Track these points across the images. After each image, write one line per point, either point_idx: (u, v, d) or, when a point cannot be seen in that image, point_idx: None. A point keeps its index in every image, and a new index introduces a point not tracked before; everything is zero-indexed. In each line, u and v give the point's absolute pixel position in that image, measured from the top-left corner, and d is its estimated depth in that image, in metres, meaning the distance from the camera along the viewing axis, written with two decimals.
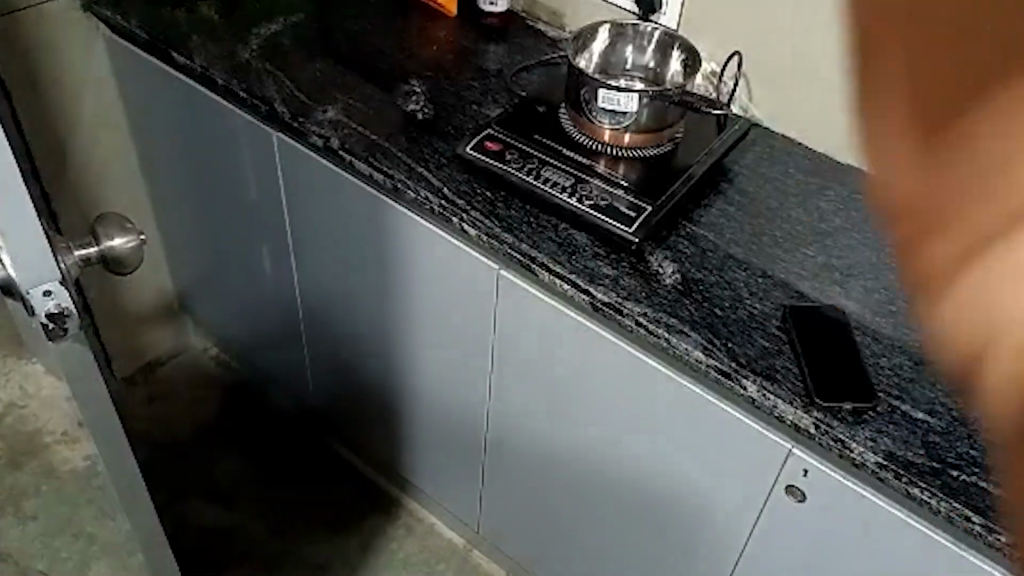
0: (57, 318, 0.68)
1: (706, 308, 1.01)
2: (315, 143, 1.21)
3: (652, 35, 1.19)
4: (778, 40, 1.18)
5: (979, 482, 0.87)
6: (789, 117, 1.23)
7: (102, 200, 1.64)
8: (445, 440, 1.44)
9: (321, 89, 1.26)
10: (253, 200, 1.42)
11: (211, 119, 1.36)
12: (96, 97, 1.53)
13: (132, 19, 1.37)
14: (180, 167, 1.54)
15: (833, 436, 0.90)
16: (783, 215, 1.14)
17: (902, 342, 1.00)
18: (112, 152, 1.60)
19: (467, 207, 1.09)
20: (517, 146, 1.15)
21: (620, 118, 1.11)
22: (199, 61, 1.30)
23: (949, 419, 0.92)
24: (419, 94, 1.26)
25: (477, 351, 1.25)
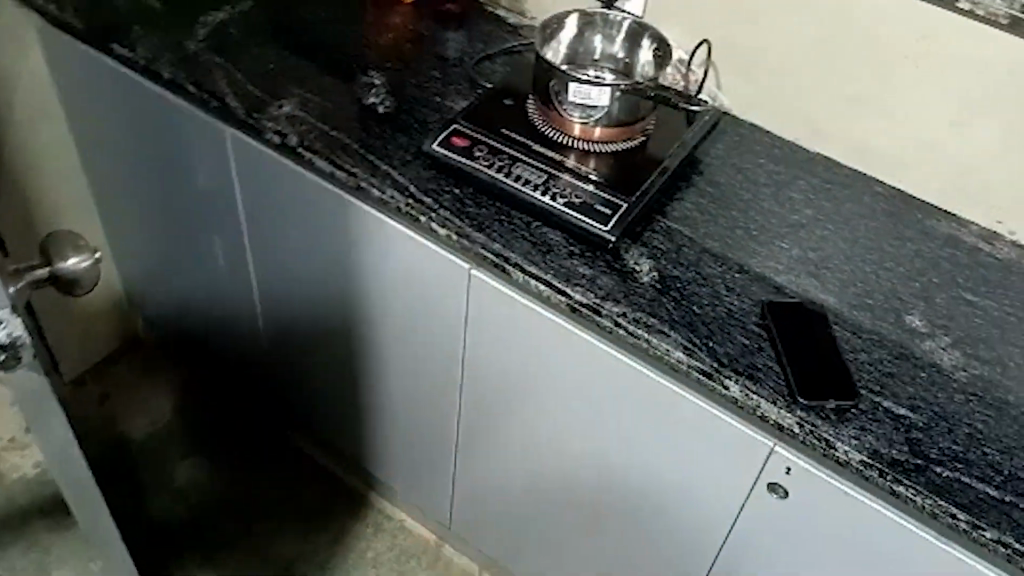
0: (9, 347, 0.64)
1: (684, 307, 0.99)
2: (271, 140, 1.16)
3: (622, 25, 1.15)
4: (747, 29, 1.16)
5: (961, 477, 0.87)
6: (758, 106, 1.21)
7: (43, 199, 1.56)
8: (417, 437, 1.42)
9: (274, 83, 1.22)
10: (204, 194, 1.36)
11: (156, 113, 1.30)
12: (32, 91, 1.44)
13: (67, 8, 1.30)
14: (125, 163, 1.47)
15: (818, 436, 0.89)
16: (755, 207, 1.12)
17: (880, 335, 0.99)
18: (50, 148, 1.52)
19: (435, 206, 1.06)
20: (485, 141, 1.10)
21: (590, 113, 1.09)
22: (143, 57, 1.23)
23: (929, 414, 0.92)
24: (380, 87, 1.22)
25: (447, 347, 1.21)
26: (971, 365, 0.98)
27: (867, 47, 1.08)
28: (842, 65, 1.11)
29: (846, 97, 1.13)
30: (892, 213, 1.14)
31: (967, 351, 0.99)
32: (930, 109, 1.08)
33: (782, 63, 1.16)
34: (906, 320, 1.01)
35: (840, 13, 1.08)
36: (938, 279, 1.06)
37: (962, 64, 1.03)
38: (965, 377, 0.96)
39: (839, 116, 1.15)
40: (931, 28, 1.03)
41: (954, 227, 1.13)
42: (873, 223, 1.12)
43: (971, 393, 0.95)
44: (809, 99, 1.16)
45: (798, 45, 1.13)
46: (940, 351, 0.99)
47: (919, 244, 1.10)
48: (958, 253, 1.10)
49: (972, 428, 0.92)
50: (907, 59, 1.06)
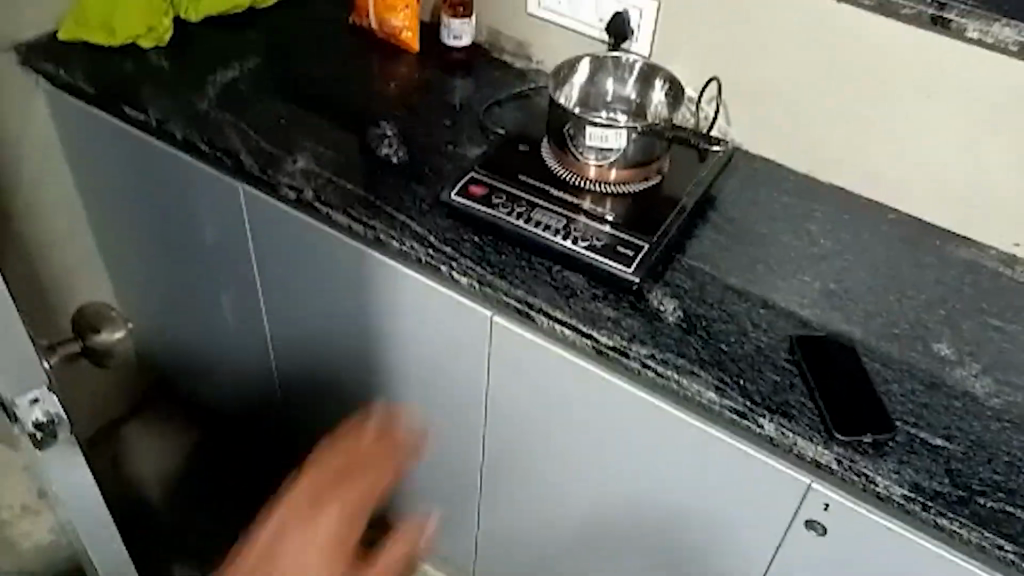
0: (47, 424, 0.68)
1: (711, 346, 0.99)
2: (286, 196, 1.16)
3: (634, 66, 1.16)
4: (755, 64, 1.17)
5: (1006, 507, 0.86)
6: (769, 140, 1.22)
7: (54, 263, 1.55)
8: (438, 485, 1.40)
9: (286, 138, 1.22)
10: (216, 251, 1.36)
11: (167, 173, 1.30)
12: (40, 157, 1.44)
13: (77, 73, 1.30)
14: (135, 222, 1.46)
15: (857, 471, 0.88)
16: (773, 241, 1.12)
17: (909, 365, 0.99)
18: (59, 212, 1.52)
19: (455, 254, 1.06)
20: (502, 187, 1.10)
21: (606, 154, 1.08)
22: (155, 118, 1.24)
23: (966, 443, 0.91)
24: (392, 137, 1.22)
25: (469, 394, 1.20)
26: (1004, 392, 0.97)
27: (877, 77, 1.09)
28: (853, 95, 1.12)
29: (842, 121, 1.14)
30: (911, 241, 1.14)
31: (999, 378, 0.98)
32: (928, 124, 1.09)
33: (791, 97, 1.16)
34: (934, 348, 1.01)
35: (835, 31, 1.09)
36: (962, 305, 1.06)
37: (974, 91, 1.04)
38: (999, 404, 0.96)
39: (851, 146, 1.16)
40: (941, 56, 1.04)
41: (974, 253, 1.13)
42: (892, 252, 1.12)
43: (1006, 419, 0.94)
44: (821, 131, 1.17)
45: (807, 78, 1.14)
46: (972, 378, 0.98)
47: (940, 271, 1.10)
48: (979, 277, 1.10)
49: (1012, 456, 0.91)
50: (917, 88, 1.07)
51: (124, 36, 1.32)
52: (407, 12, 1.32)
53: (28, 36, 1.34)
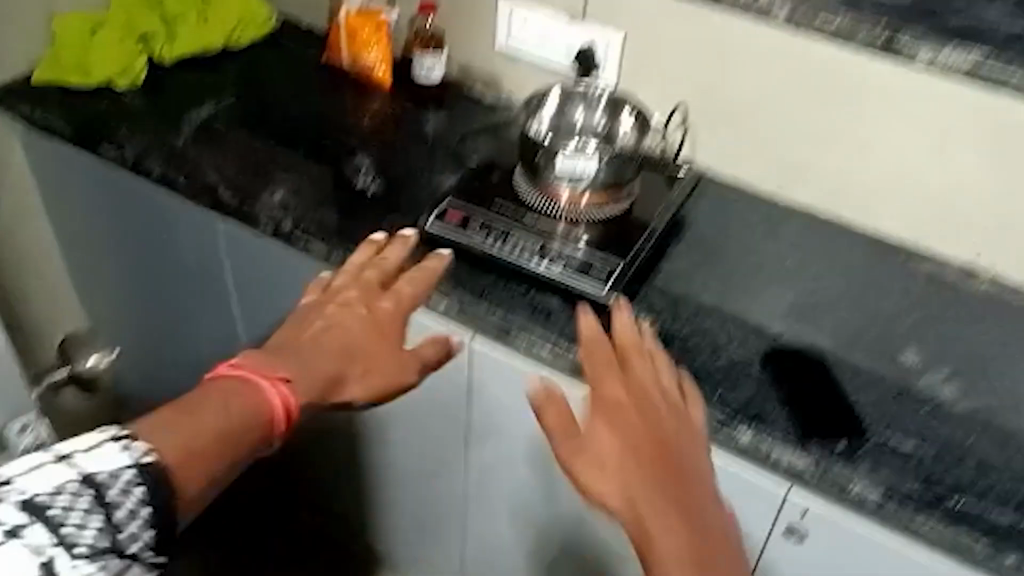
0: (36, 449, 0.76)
1: (687, 361, 1.01)
2: (264, 229, 1.18)
3: (602, 96, 1.21)
4: (718, 91, 1.21)
5: (977, 504, 0.90)
6: (735, 164, 1.25)
7: (28, 306, 1.54)
8: (422, 513, 1.40)
9: (263, 172, 1.24)
10: (194, 287, 1.36)
11: (142, 212, 1.31)
12: (13, 200, 1.44)
13: (52, 113, 1.32)
14: (110, 262, 1.46)
15: (832, 475, 0.91)
16: (743, 259, 1.16)
17: (878, 374, 1.02)
18: (33, 255, 1.51)
19: (434, 279, 1.08)
20: (478, 214, 1.13)
21: (578, 181, 1.11)
22: (132, 157, 1.26)
23: (936, 446, 0.94)
24: (368, 168, 1.25)
25: (451, 417, 1.21)
26: (970, 396, 1.00)
27: (835, 101, 1.14)
28: (813, 118, 1.16)
29: (804, 142, 1.19)
30: (875, 256, 1.18)
31: (965, 383, 1.01)
32: (900, 139, 1.12)
33: (754, 121, 1.21)
34: (902, 357, 1.04)
35: (793, 57, 1.13)
36: (927, 315, 1.10)
37: (927, 111, 1.09)
38: (966, 407, 0.99)
39: (814, 167, 1.20)
40: (894, 79, 1.09)
41: (936, 265, 1.17)
42: (857, 267, 1.16)
43: (974, 422, 0.97)
44: (785, 153, 1.21)
45: (769, 103, 1.18)
46: (939, 384, 1.01)
47: (904, 283, 1.14)
48: (941, 288, 1.13)
49: (980, 456, 0.94)
50: (873, 109, 1.12)
51: (100, 74, 1.34)
52: (379, 48, 1.37)
53: (2, 79, 1.36)
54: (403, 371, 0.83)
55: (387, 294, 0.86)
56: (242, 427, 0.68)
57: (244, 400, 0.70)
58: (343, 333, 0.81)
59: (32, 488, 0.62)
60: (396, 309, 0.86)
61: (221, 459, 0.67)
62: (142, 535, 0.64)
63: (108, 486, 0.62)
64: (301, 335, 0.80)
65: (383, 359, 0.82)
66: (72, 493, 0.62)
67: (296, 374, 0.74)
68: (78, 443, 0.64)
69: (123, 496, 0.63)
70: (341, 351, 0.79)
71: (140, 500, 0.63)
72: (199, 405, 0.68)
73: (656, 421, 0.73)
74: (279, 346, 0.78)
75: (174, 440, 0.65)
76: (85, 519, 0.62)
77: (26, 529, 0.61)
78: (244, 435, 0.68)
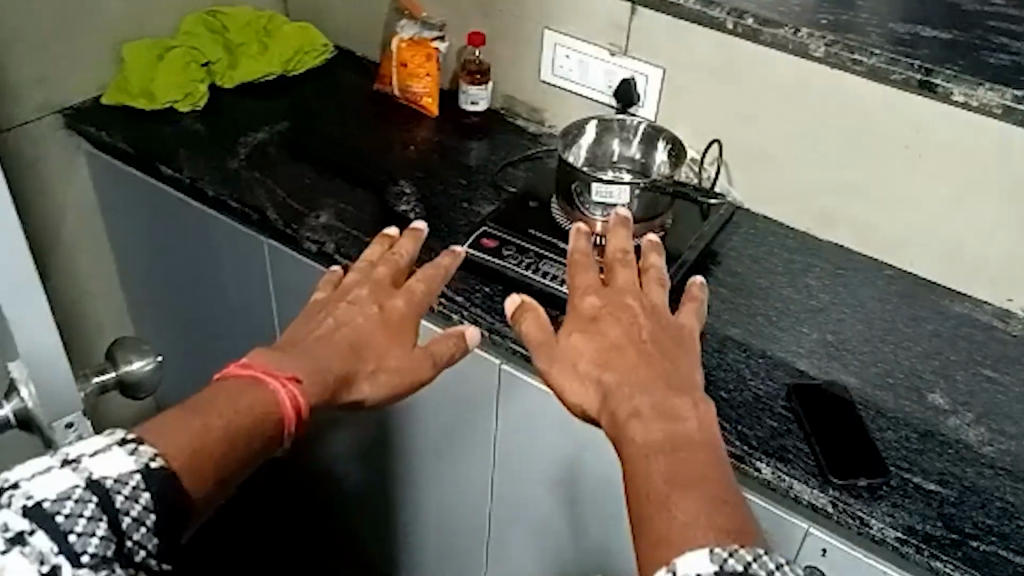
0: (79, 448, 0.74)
1: (711, 393, 1.02)
2: (308, 248, 1.23)
3: (638, 128, 1.23)
4: (755, 127, 1.23)
5: (999, 550, 0.89)
6: (770, 199, 1.27)
7: (85, 315, 1.61)
8: (449, 534, 1.42)
9: (310, 195, 1.29)
10: (242, 302, 1.42)
11: (196, 229, 1.37)
12: (78, 213, 1.52)
13: (117, 134, 1.40)
14: (164, 276, 1.53)
15: (851, 514, 0.91)
16: (773, 295, 1.17)
17: (904, 415, 1.02)
18: (92, 266, 1.59)
19: (466, 304, 1.11)
20: (513, 241, 1.16)
21: (611, 210, 1.14)
22: (189, 176, 1.32)
23: (959, 489, 0.94)
24: (410, 195, 1.29)
25: (479, 439, 1.24)
26: (997, 440, 1.00)
27: (870, 138, 1.15)
28: (848, 155, 1.17)
29: (838, 179, 1.20)
30: (908, 295, 1.18)
31: (993, 427, 1.01)
32: (935, 178, 1.12)
33: (789, 158, 1.22)
34: (929, 398, 1.04)
35: (828, 94, 1.15)
36: (957, 357, 1.09)
37: (963, 150, 1.09)
38: (993, 451, 0.98)
39: (848, 205, 1.21)
40: (929, 117, 1.09)
41: (969, 307, 1.16)
42: (889, 307, 1.16)
43: (1000, 467, 0.97)
44: (820, 191, 1.22)
45: (804, 140, 1.20)
46: (966, 427, 1.01)
47: (936, 324, 1.14)
48: (974, 330, 1.13)
49: (1004, 501, 0.93)
50: (908, 148, 1.13)
51: (164, 99, 1.42)
52: (428, 79, 1.42)
53: (73, 100, 1.43)
54: (418, 366, 0.90)
55: (399, 292, 0.94)
56: (253, 425, 0.71)
57: (256, 396, 0.73)
58: (353, 330, 0.88)
59: (37, 493, 0.58)
60: (407, 304, 0.93)
61: (229, 453, 0.69)
62: (147, 542, 0.59)
63: (116, 493, 0.58)
64: (315, 331, 0.87)
65: (394, 355, 0.89)
66: (79, 500, 0.58)
67: (305, 374, 0.79)
68: (82, 446, 0.61)
69: (130, 503, 0.59)
70: (352, 344, 0.87)
71: (146, 508, 0.59)
72: (212, 402, 0.70)
73: (647, 347, 0.82)
74: (291, 345, 0.84)
75: (187, 436, 0.67)
76: (89, 527, 0.57)
77: (29, 535, 0.56)
78: (256, 430, 0.71)
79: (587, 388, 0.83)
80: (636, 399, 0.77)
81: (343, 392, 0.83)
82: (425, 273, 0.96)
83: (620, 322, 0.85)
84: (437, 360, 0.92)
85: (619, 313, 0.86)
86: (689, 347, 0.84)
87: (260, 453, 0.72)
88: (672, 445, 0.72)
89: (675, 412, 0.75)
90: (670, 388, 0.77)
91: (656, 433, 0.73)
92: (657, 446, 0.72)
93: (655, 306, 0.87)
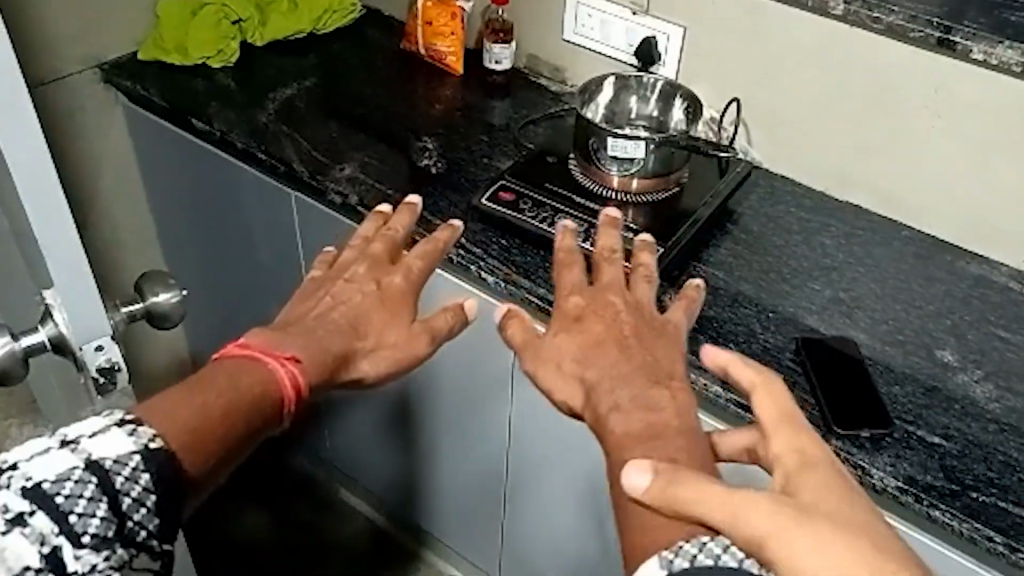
0: (108, 372, 0.77)
1: (721, 344, 1.05)
2: (333, 200, 1.27)
3: (655, 86, 1.24)
4: (774, 85, 1.23)
5: (999, 501, 0.90)
6: (787, 159, 1.28)
7: (121, 265, 1.67)
8: (467, 485, 1.46)
9: (336, 148, 1.33)
10: (269, 253, 1.46)
11: (228, 182, 1.42)
12: (115, 164, 1.57)
13: (151, 87, 1.44)
14: (196, 228, 1.58)
15: (853, 463, 0.92)
16: (788, 252, 1.18)
17: (912, 371, 1.03)
18: (129, 218, 1.64)
19: (483, 256, 1.14)
20: (530, 195, 1.18)
21: (627, 165, 1.15)
22: (220, 128, 1.36)
23: (962, 443, 0.95)
24: (432, 150, 1.32)
25: (496, 388, 1.27)
26: (1004, 397, 1.00)
27: (892, 97, 1.15)
28: (868, 115, 1.18)
29: (857, 139, 1.20)
30: (924, 256, 1.18)
31: (1000, 384, 1.02)
32: (953, 139, 1.12)
33: (807, 118, 1.23)
34: (938, 355, 1.05)
35: (849, 53, 1.15)
36: (969, 317, 1.10)
37: (983, 109, 1.09)
38: (999, 408, 0.99)
39: (864, 162, 1.21)
40: (950, 77, 1.09)
41: (985, 268, 1.16)
42: (904, 266, 1.17)
43: (1005, 423, 0.98)
44: (837, 151, 1.23)
45: (823, 98, 1.20)
46: (973, 384, 1.02)
47: (950, 285, 1.14)
48: (988, 291, 1.13)
49: (1007, 456, 0.94)
50: (927, 108, 1.13)
51: (197, 55, 1.46)
52: (452, 38, 1.43)
53: (111, 56, 1.49)
54: (415, 343, 0.88)
55: (397, 269, 0.92)
56: (253, 403, 0.70)
57: (255, 375, 0.72)
58: (349, 309, 0.86)
59: (36, 474, 0.57)
60: (406, 282, 0.91)
61: (228, 433, 0.68)
62: (148, 524, 0.59)
63: (115, 473, 0.58)
64: (310, 311, 0.86)
65: (391, 332, 0.87)
66: (78, 480, 0.57)
67: (304, 356, 0.78)
68: (81, 427, 0.60)
69: (130, 484, 0.58)
70: (350, 324, 0.85)
71: (147, 489, 0.59)
72: (211, 381, 0.70)
73: (629, 341, 0.83)
74: (289, 326, 0.83)
75: (188, 415, 0.66)
76: (89, 507, 0.57)
77: (29, 516, 0.56)
78: (255, 408, 0.70)
79: (570, 384, 0.84)
80: (616, 392, 0.79)
81: (339, 372, 0.82)
82: (422, 249, 0.94)
83: (602, 318, 0.86)
84: (435, 335, 0.89)
85: (603, 311, 0.87)
86: (672, 340, 0.85)
87: (261, 431, 0.71)
88: (648, 435, 0.74)
89: (654, 403, 0.76)
90: (650, 379, 0.79)
91: (636, 424, 0.75)
92: (635, 437, 0.74)
93: (638, 301, 0.88)
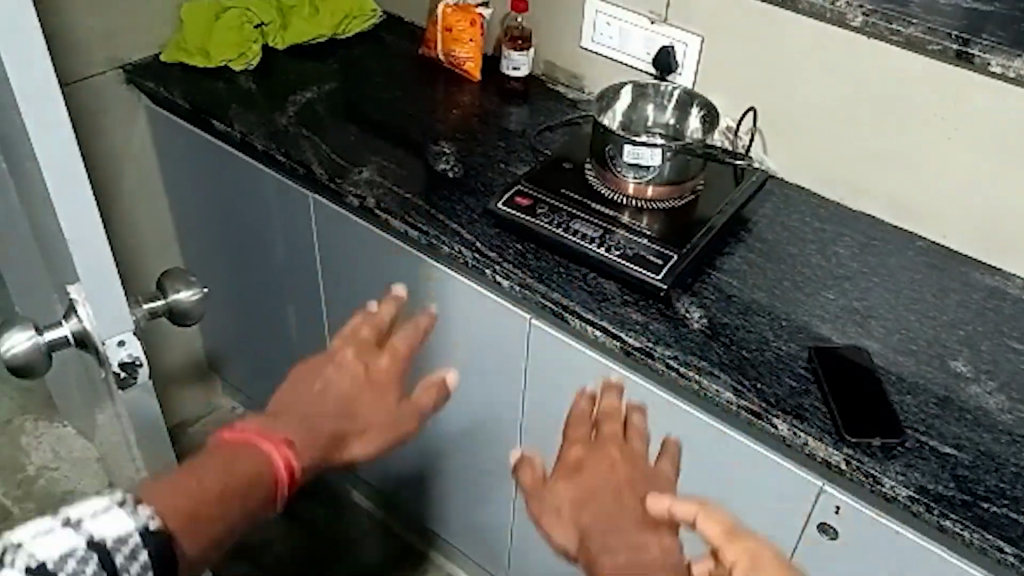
0: (129, 366, 0.78)
1: (733, 351, 1.05)
2: (351, 203, 1.28)
3: (672, 94, 1.25)
4: (791, 95, 1.24)
5: (1010, 512, 0.90)
6: (802, 168, 1.28)
7: (140, 264, 1.69)
8: (477, 486, 1.47)
9: (354, 151, 1.34)
10: (286, 254, 1.48)
11: (247, 183, 1.44)
12: (136, 164, 1.59)
13: (174, 89, 1.46)
14: (215, 228, 1.60)
15: (864, 472, 0.93)
16: (802, 261, 1.18)
17: (924, 381, 1.03)
18: (148, 217, 1.66)
19: (499, 260, 1.15)
20: (546, 201, 1.19)
21: (643, 172, 1.16)
22: (240, 130, 1.38)
23: (974, 453, 0.95)
24: (450, 154, 1.33)
25: (509, 391, 1.28)
26: (1016, 409, 1.00)
27: (908, 109, 1.15)
28: (883, 127, 1.18)
29: (871, 151, 1.20)
30: (938, 266, 1.18)
31: (1013, 396, 1.02)
32: (967, 151, 1.13)
33: (822, 128, 1.23)
34: (951, 365, 1.05)
35: (866, 64, 1.16)
36: (983, 328, 1.10)
37: (998, 121, 1.09)
38: (1011, 419, 0.99)
39: (878, 173, 1.21)
40: (967, 89, 1.10)
41: (999, 280, 1.17)
42: (918, 277, 1.17)
43: (1017, 434, 0.98)
44: (852, 162, 1.23)
45: (838, 109, 1.20)
46: (986, 395, 1.02)
47: (964, 296, 1.14)
48: (1002, 303, 1.13)
49: (1019, 467, 0.94)
50: (942, 120, 1.13)
51: (219, 57, 1.48)
52: (471, 44, 1.45)
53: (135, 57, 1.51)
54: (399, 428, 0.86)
55: (383, 354, 0.87)
56: (245, 490, 0.71)
57: (248, 465, 0.72)
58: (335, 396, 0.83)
59: (39, 553, 0.57)
60: (392, 368, 0.86)
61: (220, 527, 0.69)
62: None
63: (116, 551, 0.58)
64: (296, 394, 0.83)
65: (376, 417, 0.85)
66: (81, 559, 0.57)
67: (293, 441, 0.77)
68: (82, 507, 0.60)
69: (130, 563, 0.59)
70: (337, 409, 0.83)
71: (146, 568, 0.60)
72: (203, 471, 0.70)
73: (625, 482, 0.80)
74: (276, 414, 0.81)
75: (183, 499, 0.67)
76: None
77: None
78: (249, 498, 0.71)
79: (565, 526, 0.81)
80: (608, 533, 0.76)
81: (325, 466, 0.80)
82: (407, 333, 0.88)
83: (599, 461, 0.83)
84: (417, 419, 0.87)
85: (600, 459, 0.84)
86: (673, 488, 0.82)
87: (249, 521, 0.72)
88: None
89: (641, 543, 0.74)
90: (646, 523, 0.76)
91: (621, 560, 0.73)
92: None
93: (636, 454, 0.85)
